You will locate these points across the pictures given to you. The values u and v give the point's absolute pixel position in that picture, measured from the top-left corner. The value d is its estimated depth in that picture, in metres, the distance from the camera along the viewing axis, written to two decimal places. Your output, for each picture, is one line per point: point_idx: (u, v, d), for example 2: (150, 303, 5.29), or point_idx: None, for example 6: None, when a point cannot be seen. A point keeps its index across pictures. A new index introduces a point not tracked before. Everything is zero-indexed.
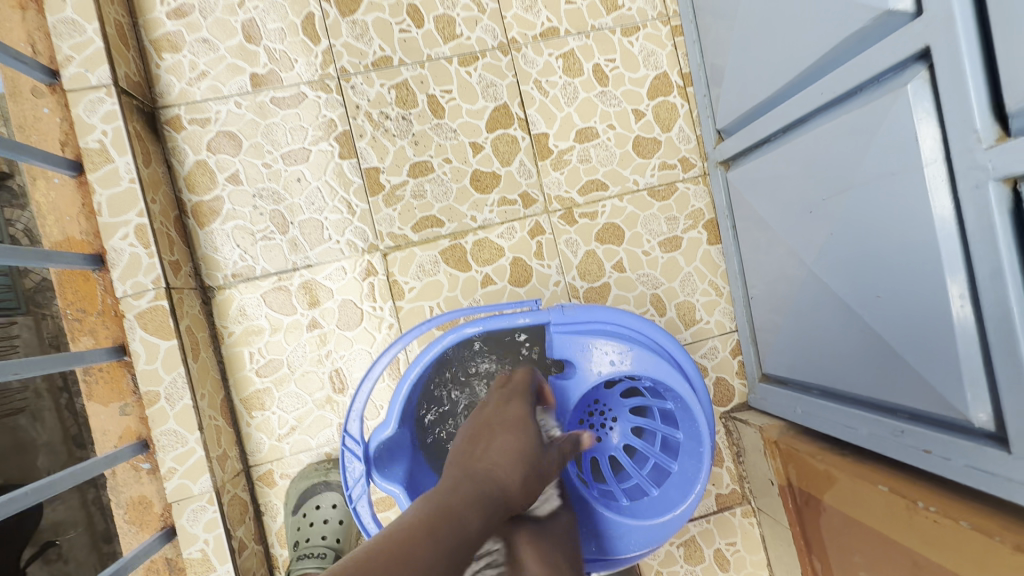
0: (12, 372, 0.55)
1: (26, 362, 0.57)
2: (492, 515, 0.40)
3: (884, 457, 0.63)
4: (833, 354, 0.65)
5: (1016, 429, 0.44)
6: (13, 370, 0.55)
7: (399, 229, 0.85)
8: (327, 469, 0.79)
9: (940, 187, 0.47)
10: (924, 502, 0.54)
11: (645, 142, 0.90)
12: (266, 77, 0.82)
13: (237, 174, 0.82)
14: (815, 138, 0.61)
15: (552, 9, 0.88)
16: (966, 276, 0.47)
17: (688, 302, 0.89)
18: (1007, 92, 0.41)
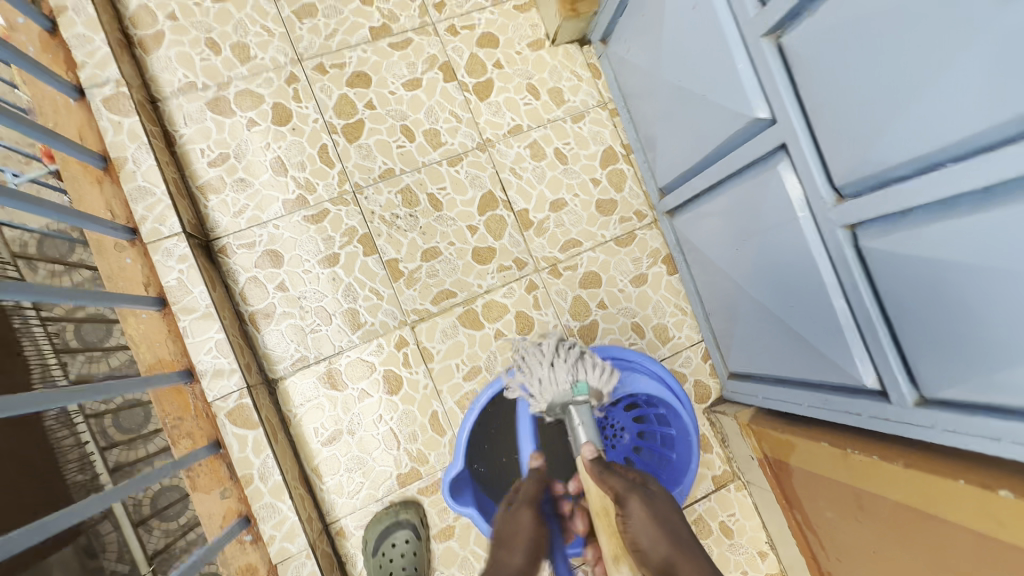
0: (154, 479, 0.71)
1: (157, 471, 0.73)
2: None
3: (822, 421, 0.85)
4: (774, 349, 0.87)
5: (889, 385, 0.66)
6: (156, 477, 0.72)
7: (421, 305, 1.03)
8: (396, 511, 0.96)
9: (811, 231, 0.70)
10: (851, 448, 0.75)
11: (605, 202, 1.12)
12: (296, 200, 1.01)
13: (283, 282, 0.99)
14: (729, 196, 0.84)
15: (514, 110, 1.11)
16: (838, 286, 0.69)
17: (661, 323, 1.10)
18: (833, 172, 0.65)
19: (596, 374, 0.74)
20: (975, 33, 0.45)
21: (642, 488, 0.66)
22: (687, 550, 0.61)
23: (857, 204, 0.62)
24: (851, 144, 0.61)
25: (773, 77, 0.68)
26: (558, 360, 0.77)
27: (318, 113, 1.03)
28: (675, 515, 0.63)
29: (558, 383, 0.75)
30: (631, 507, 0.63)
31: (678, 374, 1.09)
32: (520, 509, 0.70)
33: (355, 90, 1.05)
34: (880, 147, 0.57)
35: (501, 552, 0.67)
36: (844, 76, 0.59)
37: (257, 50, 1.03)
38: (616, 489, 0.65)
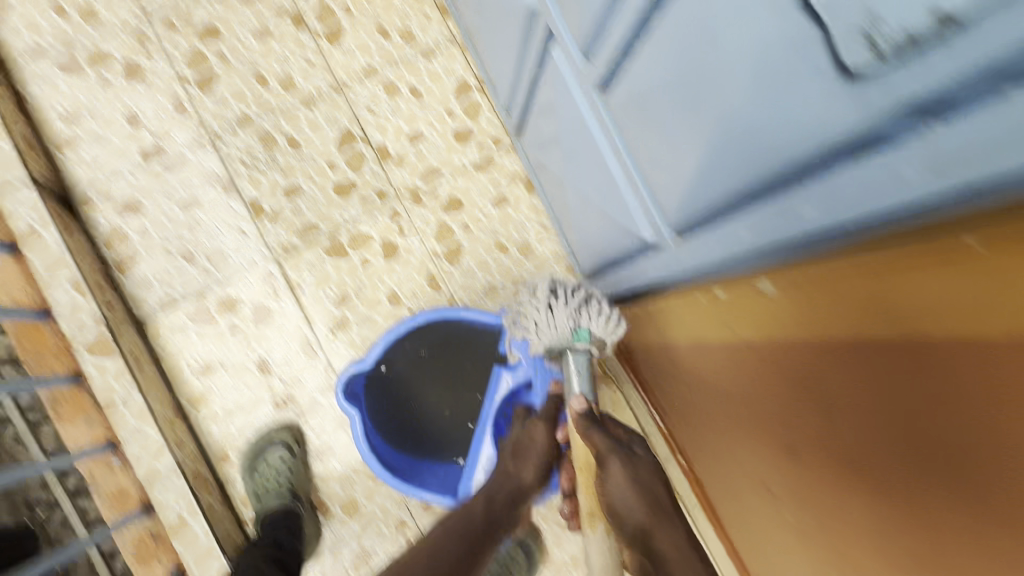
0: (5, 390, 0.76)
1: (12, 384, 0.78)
2: (486, 510, 0.75)
3: (639, 298, 0.91)
4: (602, 232, 0.93)
5: (655, 229, 0.72)
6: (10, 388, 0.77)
7: (286, 240, 1.08)
8: (268, 432, 1.02)
9: (582, 102, 0.76)
10: (652, 303, 0.84)
11: (462, 132, 1.18)
12: (153, 150, 1.06)
13: (145, 228, 1.04)
14: (542, 91, 0.90)
15: (366, 52, 1.16)
16: (608, 149, 0.75)
17: (524, 241, 1.16)
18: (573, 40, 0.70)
19: (600, 323, 0.83)
20: None
21: (627, 450, 0.72)
22: (657, 512, 0.67)
23: (592, 60, 0.68)
24: (570, 8, 0.67)
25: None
26: (561, 304, 0.84)
27: (169, 67, 1.08)
28: (658, 484, 0.69)
29: (558, 327, 0.84)
30: (611, 469, 0.69)
31: None
32: (534, 426, 0.85)
33: (205, 42, 1.10)
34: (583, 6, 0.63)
35: (513, 461, 0.82)
36: None
37: (104, 12, 1.07)
38: (600, 449, 0.71)
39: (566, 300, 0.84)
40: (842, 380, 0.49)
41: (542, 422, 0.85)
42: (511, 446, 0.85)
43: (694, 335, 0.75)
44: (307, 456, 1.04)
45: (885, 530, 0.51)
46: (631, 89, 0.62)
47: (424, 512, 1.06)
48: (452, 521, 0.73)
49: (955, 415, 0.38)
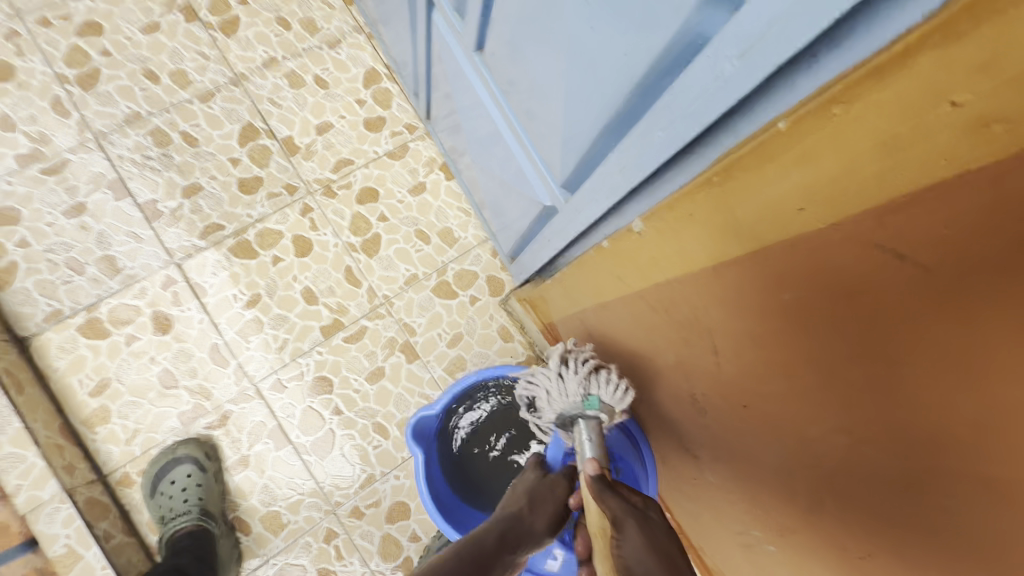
0: None
1: None
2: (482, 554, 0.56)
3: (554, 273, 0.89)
4: (512, 207, 0.91)
5: (548, 192, 0.70)
6: None
7: (187, 241, 1.02)
8: (172, 448, 0.94)
9: (466, 67, 0.74)
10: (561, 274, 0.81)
11: (373, 120, 1.14)
12: (31, 154, 0.98)
13: (25, 238, 0.96)
14: (436, 65, 0.88)
15: (265, 43, 1.12)
16: (495, 115, 0.73)
17: (446, 228, 1.13)
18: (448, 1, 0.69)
19: (609, 391, 0.66)
20: None
21: (644, 513, 0.53)
22: None
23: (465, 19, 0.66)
24: None
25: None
26: (569, 372, 0.69)
27: (47, 66, 1.02)
28: (680, 554, 0.49)
29: (568, 396, 0.67)
30: (627, 534, 0.50)
31: (469, 272, 1.12)
32: (554, 479, 0.65)
33: (86, 39, 1.04)
34: None
35: (525, 509, 0.62)
36: None
37: None
38: (614, 512, 0.52)
39: (575, 364, 0.69)
40: (717, 313, 0.48)
41: (564, 477, 0.65)
42: (526, 485, 0.65)
43: (597, 301, 0.73)
44: (222, 471, 0.97)
45: (785, 475, 0.50)
46: (499, 42, 0.60)
47: (354, 520, 0.99)
48: (435, 571, 0.52)
49: (829, 336, 0.36)
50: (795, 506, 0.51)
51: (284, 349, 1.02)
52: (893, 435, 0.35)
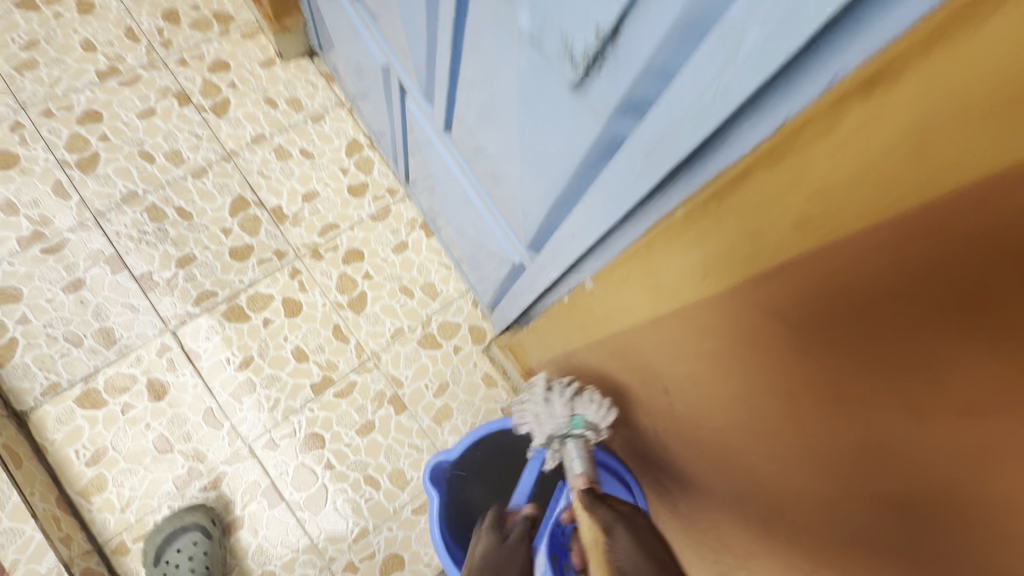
0: None
1: None
2: None
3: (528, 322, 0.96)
4: (487, 262, 0.99)
5: (516, 251, 0.78)
6: None
7: (182, 309, 1.07)
8: (181, 514, 0.95)
9: (438, 144, 0.83)
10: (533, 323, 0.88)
11: (357, 186, 1.23)
12: (32, 236, 1.04)
13: (25, 315, 1.00)
14: (413, 139, 0.97)
15: (254, 122, 1.21)
16: (466, 184, 0.82)
17: (428, 282, 1.20)
18: (418, 89, 0.78)
19: (593, 408, 0.71)
20: None
21: (631, 517, 0.55)
22: None
23: (434, 105, 0.75)
24: (409, 63, 0.75)
25: (370, 27, 0.84)
26: (557, 397, 0.76)
27: (48, 152, 1.09)
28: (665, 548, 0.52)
29: (556, 416, 0.74)
30: (618, 535, 0.52)
31: (452, 323, 1.18)
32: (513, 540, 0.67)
33: (86, 126, 1.12)
34: (415, 59, 0.71)
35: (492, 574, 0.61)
36: (383, 13, 0.73)
37: None
38: (606, 517, 0.55)
39: (561, 388, 0.76)
40: (663, 357, 0.54)
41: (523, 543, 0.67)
42: (486, 549, 0.65)
43: (567, 347, 0.80)
44: (227, 531, 0.99)
45: (739, 505, 0.56)
46: (464, 128, 0.69)
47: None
48: None
49: (745, 370, 0.43)
50: (750, 532, 0.56)
51: (276, 408, 1.06)
52: (804, 452, 0.42)
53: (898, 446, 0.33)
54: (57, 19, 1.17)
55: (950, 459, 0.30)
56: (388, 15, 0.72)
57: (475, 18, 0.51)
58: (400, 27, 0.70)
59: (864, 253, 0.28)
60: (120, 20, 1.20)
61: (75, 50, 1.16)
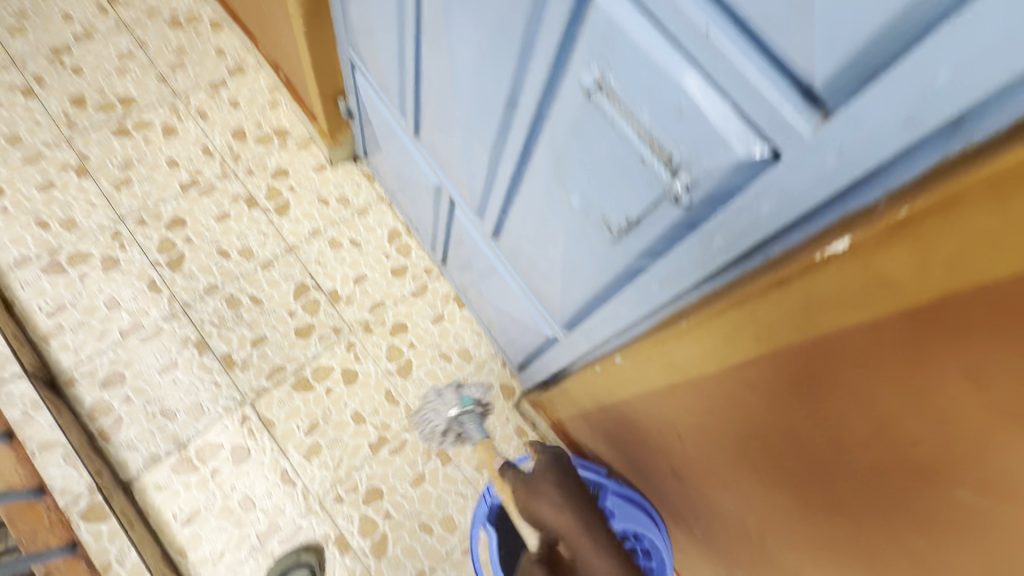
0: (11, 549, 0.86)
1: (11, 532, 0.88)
2: None
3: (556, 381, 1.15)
4: (519, 333, 1.19)
5: (551, 328, 0.99)
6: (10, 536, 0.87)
7: (257, 383, 1.25)
8: (297, 552, 1.14)
9: (482, 244, 1.05)
10: (561, 384, 1.08)
11: (399, 268, 1.44)
12: (131, 327, 1.23)
13: (127, 395, 1.18)
14: (455, 236, 1.20)
15: (311, 218, 1.44)
16: (507, 276, 1.03)
17: (463, 347, 1.39)
18: (467, 206, 1.00)
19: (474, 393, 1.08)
20: (455, 125, 0.83)
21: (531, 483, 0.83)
22: (565, 510, 0.80)
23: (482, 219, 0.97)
24: (462, 189, 0.98)
25: (425, 158, 1.07)
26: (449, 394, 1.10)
27: (142, 255, 1.29)
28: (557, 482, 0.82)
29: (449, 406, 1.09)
30: (522, 501, 0.82)
31: (486, 383, 1.37)
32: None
33: (173, 231, 1.33)
34: (469, 189, 0.94)
35: None
36: (440, 154, 0.97)
37: (84, 220, 1.29)
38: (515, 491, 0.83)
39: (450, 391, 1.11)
40: (677, 411, 0.74)
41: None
42: None
43: (594, 403, 0.99)
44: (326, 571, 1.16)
45: (743, 517, 0.75)
46: (511, 240, 0.91)
47: None
48: None
49: (736, 423, 0.63)
50: (755, 539, 0.75)
51: (341, 466, 1.23)
52: (781, 478, 0.62)
53: (835, 471, 0.53)
54: (145, 142, 1.41)
55: (863, 480, 0.50)
56: (446, 157, 0.95)
57: (530, 182, 0.73)
58: (457, 167, 0.94)
59: (796, 361, 0.49)
60: (197, 140, 1.44)
61: (162, 167, 1.39)
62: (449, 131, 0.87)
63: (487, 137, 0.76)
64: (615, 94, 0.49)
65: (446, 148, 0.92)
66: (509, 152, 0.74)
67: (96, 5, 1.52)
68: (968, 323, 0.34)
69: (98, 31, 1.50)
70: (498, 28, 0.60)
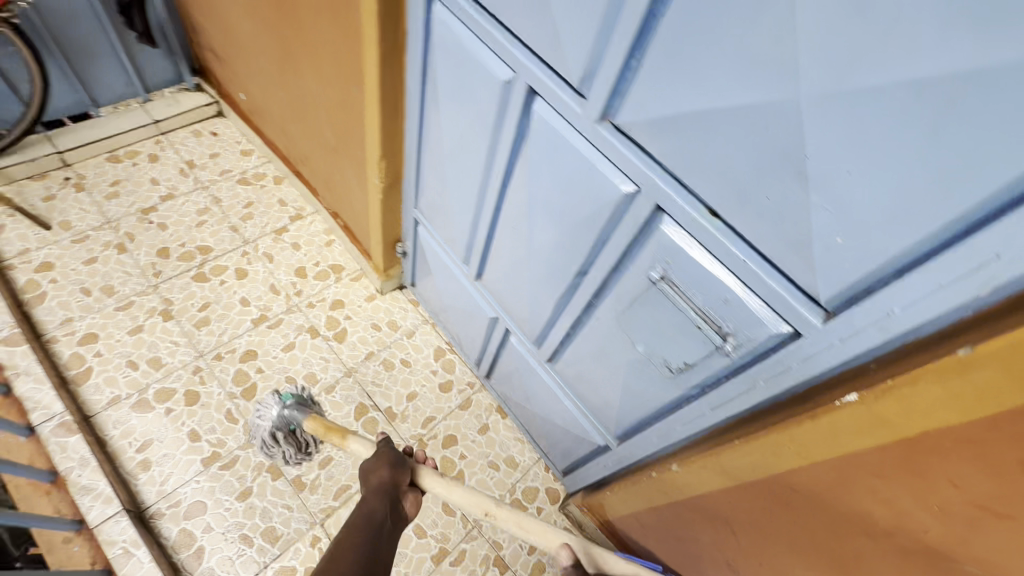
0: None
1: None
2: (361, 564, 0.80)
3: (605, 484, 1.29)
4: (565, 441, 1.34)
5: (604, 438, 1.15)
6: None
7: (326, 503, 1.34)
8: None
9: (537, 366, 1.23)
10: (610, 488, 1.21)
11: (446, 383, 1.60)
12: (211, 456, 1.34)
13: (209, 524, 1.26)
14: (505, 356, 1.38)
15: (366, 342, 1.61)
16: (560, 392, 1.20)
17: (509, 454, 1.52)
18: (526, 336, 1.19)
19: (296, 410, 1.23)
20: (525, 280, 1.05)
21: None
22: None
23: (540, 347, 1.17)
24: (521, 323, 1.18)
25: (483, 296, 1.28)
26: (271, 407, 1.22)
27: (220, 387, 1.44)
28: None
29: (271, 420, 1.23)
30: None
31: (532, 487, 1.48)
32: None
33: (246, 363, 1.49)
34: (531, 324, 1.14)
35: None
36: (503, 296, 1.18)
37: (170, 358, 1.45)
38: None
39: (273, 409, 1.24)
40: (734, 509, 0.87)
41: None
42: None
43: (644, 507, 1.12)
44: None
45: None
46: (568, 366, 1.10)
47: None
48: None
49: (785, 521, 0.79)
50: None
51: None
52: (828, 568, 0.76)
53: (874, 556, 0.68)
54: (221, 285, 1.61)
55: (897, 563, 0.65)
56: (509, 299, 1.16)
57: (594, 327, 0.94)
58: (518, 307, 1.15)
59: (830, 471, 0.67)
60: (265, 279, 1.65)
61: (236, 305, 1.58)
62: (516, 282, 1.09)
63: (555, 292, 0.98)
64: (675, 283, 0.71)
65: (510, 293, 1.14)
66: (575, 304, 0.95)
67: (177, 170, 1.80)
68: (945, 447, 0.53)
69: (180, 191, 1.75)
70: (575, 228, 0.83)
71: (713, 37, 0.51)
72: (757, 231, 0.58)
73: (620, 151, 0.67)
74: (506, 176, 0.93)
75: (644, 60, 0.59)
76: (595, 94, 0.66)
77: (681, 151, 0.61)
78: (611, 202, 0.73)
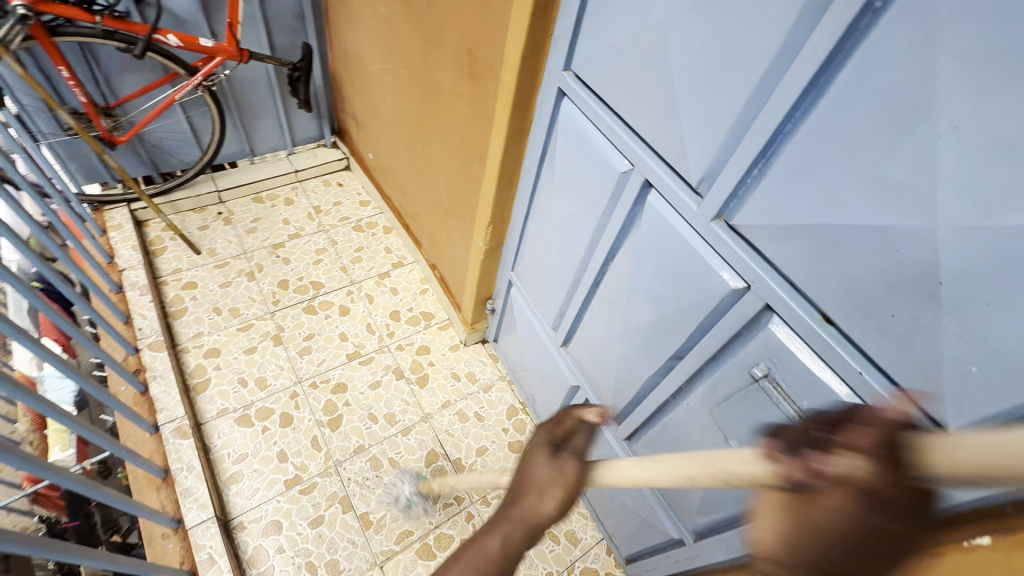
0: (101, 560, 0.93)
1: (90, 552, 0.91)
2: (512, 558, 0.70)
3: None
4: (634, 526, 1.28)
5: (680, 531, 1.09)
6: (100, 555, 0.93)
7: (388, 545, 1.37)
8: None
9: (612, 444, 1.22)
10: None
11: (516, 442, 1.60)
12: (294, 478, 1.43)
13: (281, 546, 1.33)
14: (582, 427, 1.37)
15: (445, 391, 1.67)
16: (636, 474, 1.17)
17: (571, 529, 1.48)
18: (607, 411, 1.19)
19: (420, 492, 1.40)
20: (615, 355, 1.07)
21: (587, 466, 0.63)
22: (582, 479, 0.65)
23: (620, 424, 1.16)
24: (604, 396, 1.18)
25: (567, 364, 1.30)
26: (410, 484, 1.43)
27: (310, 413, 1.55)
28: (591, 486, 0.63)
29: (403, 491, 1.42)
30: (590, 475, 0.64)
31: (592, 569, 1.42)
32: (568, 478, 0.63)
33: (337, 395, 1.60)
34: (615, 400, 1.14)
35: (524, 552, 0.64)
36: (589, 367, 1.20)
37: (274, 380, 1.60)
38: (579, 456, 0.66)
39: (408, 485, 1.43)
40: None
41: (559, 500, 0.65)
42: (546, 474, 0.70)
43: None
44: None
45: None
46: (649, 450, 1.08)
47: None
48: None
49: None
50: None
51: None
52: None
53: None
54: (325, 319, 1.77)
55: None
56: (595, 371, 1.18)
57: (683, 414, 0.92)
58: (603, 380, 1.16)
59: None
60: (363, 318, 1.79)
61: (335, 339, 1.73)
62: (606, 355, 1.10)
63: (646, 372, 0.98)
64: (780, 384, 0.71)
65: (597, 366, 1.16)
66: (665, 388, 0.95)
67: (306, 213, 2.04)
68: None
69: (305, 232, 1.99)
70: (677, 313, 0.85)
71: (846, 159, 0.54)
72: (880, 345, 0.58)
73: (734, 249, 0.70)
74: (610, 253, 0.98)
75: (768, 170, 0.63)
76: (713, 194, 0.70)
77: (801, 258, 0.62)
78: (718, 295, 0.75)
